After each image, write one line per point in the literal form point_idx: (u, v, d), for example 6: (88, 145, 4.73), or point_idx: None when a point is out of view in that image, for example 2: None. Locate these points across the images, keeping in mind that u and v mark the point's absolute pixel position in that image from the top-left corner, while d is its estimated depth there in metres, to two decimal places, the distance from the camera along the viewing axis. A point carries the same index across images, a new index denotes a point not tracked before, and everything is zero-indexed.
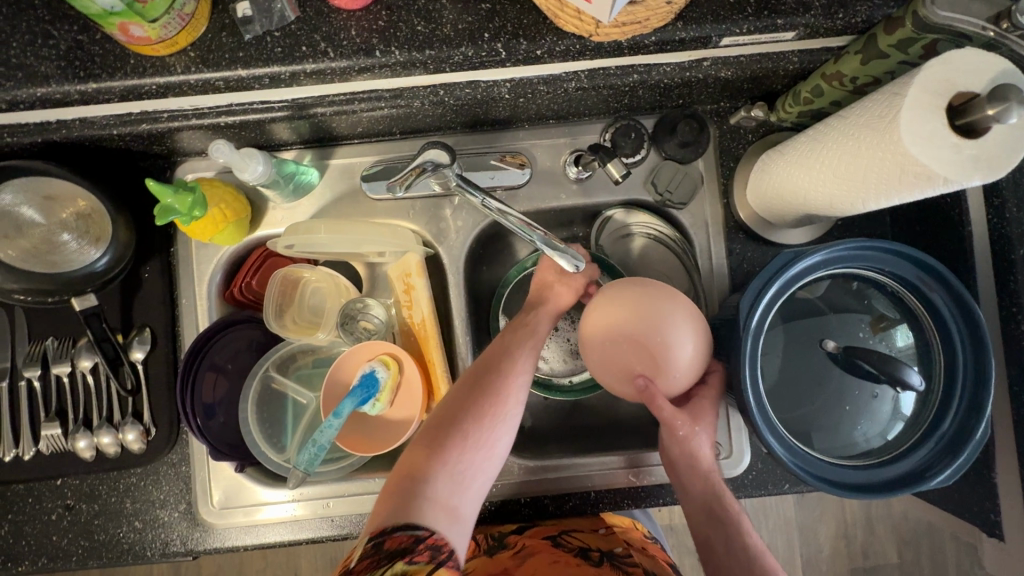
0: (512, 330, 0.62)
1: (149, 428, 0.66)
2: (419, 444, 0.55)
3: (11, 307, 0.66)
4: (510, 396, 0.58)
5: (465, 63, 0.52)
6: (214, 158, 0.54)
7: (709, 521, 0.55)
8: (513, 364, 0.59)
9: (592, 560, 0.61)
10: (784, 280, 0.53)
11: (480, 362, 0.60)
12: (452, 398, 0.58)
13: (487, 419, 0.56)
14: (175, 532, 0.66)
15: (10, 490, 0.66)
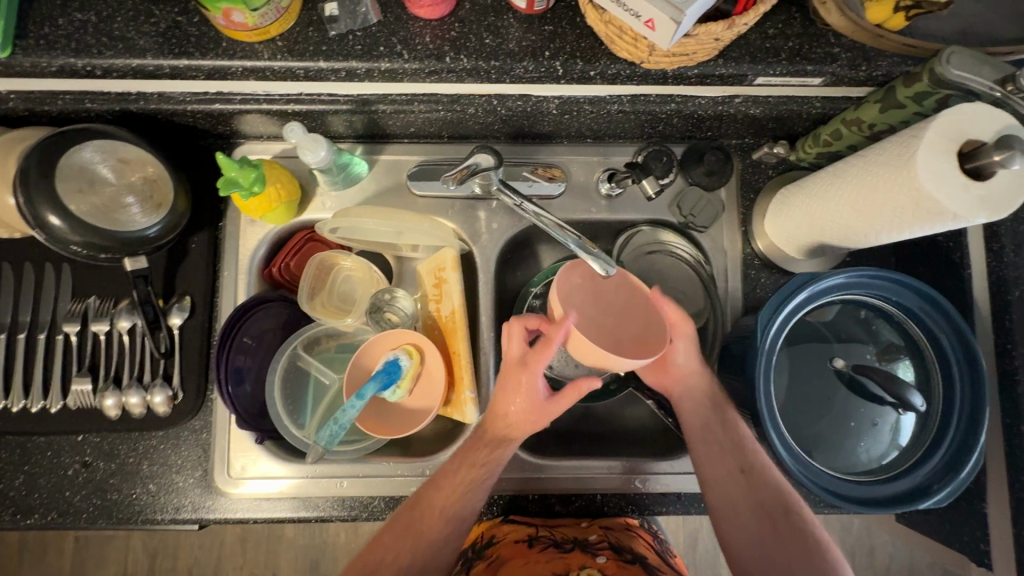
0: (487, 450, 0.61)
1: (176, 393, 0.68)
2: (368, 559, 0.57)
3: (58, 263, 0.69)
4: (463, 515, 0.59)
5: (524, 76, 0.57)
6: (286, 138, 0.59)
7: (709, 409, 0.62)
8: (478, 479, 0.60)
9: (564, 549, 0.66)
10: (811, 289, 0.57)
11: (447, 472, 0.60)
12: (409, 515, 0.58)
13: (444, 523, 0.58)
14: (187, 498, 0.67)
15: (29, 442, 0.67)
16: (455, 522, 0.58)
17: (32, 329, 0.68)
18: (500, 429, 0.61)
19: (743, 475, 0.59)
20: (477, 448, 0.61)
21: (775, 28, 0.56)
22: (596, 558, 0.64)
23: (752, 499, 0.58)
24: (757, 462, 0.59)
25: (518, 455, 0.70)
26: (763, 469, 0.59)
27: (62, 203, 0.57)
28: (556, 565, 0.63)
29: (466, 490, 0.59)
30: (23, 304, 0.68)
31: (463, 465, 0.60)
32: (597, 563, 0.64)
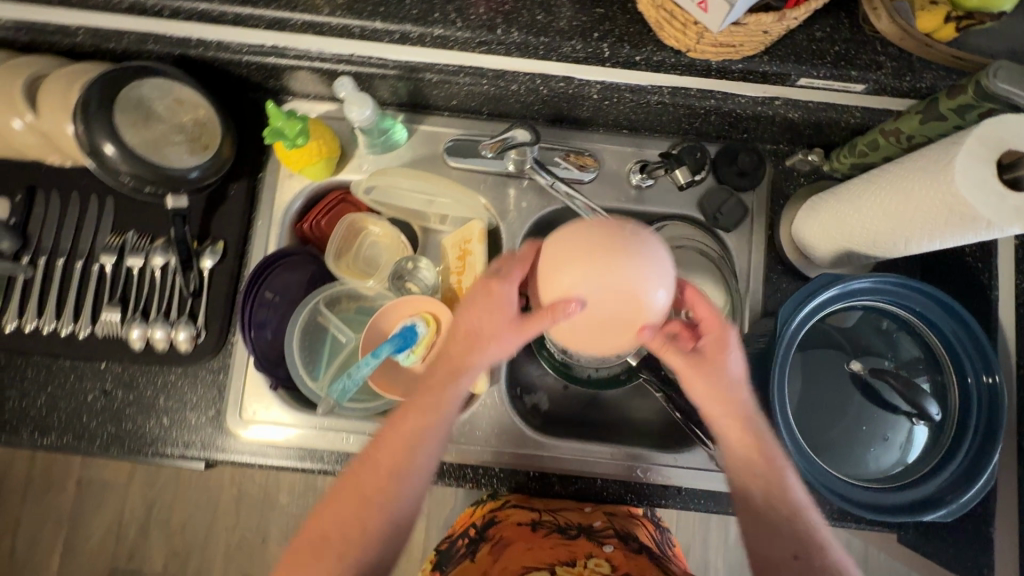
0: (433, 400, 0.57)
1: (200, 332, 0.69)
2: (303, 540, 0.54)
3: (102, 195, 0.71)
4: (411, 481, 0.56)
5: (570, 56, 0.58)
6: (337, 90, 0.61)
7: (749, 473, 0.52)
8: (419, 445, 0.56)
9: (569, 535, 0.65)
10: (839, 290, 0.57)
11: (386, 436, 0.57)
12: (346, 486, 0.56)
13: (377, 488, 0.55)
14: (198, 435, 0.69)
15: (55, 364, 0.69)
16: (399, 495, 0.55)
17: (70, 256, 0.71)
18: (451, 359, 0.57)
19: (797, 561, 0.50)
20: (422, 388, 0.58)
21: (823, 31, 0.57)
22: (603, 548, 0.63)
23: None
24: (817, 548, 0.50)
25: (522, 431, 0.70)
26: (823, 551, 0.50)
27: (118, 134, 0.59)
28: (560, 552, 0.63)
29: (415, 449, 0.56)
30: (65, 231, 0.70)
31: (409, 431, 0.56)
32: (603, 552, 0.63)
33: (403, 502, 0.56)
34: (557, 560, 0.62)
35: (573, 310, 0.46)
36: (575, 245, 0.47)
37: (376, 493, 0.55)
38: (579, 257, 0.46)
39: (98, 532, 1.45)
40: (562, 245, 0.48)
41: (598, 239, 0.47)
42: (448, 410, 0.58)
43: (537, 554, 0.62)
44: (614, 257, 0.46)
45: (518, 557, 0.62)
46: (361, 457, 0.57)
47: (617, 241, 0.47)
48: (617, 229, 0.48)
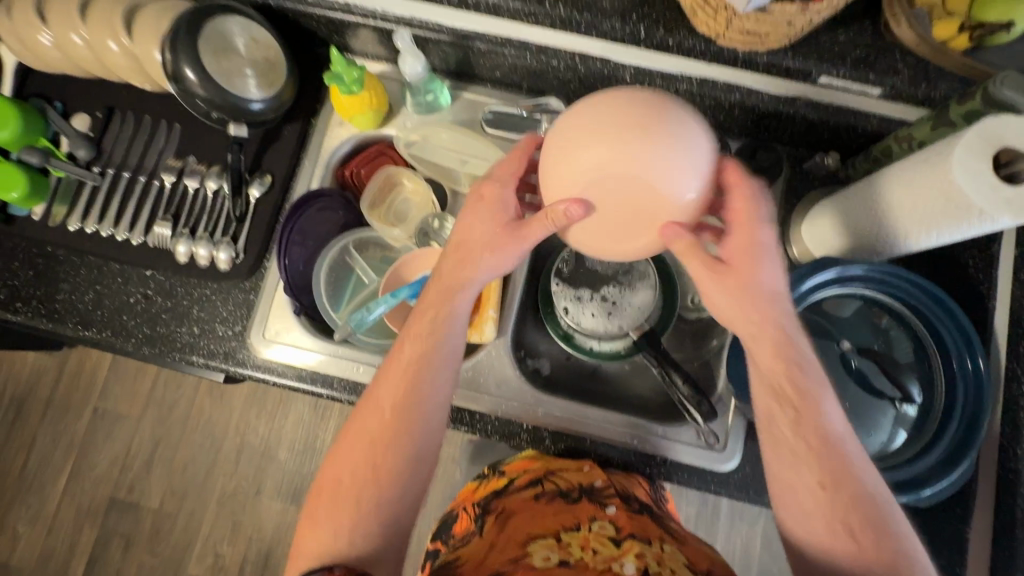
0: (434, 322, 0.61)
1: (239, 254, 0.75)
2: (326, 479, 0.57)
3: (172, 122, 0.79)
4: (425, 404, 0.59)
5: (609, 34, 0.64)
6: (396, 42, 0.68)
7: (777, 396, 0.54)
8: (427, 367, 0.59)
9: (570, 498, 0.67)
10: (836, 273, 0.60)
11: (385, 376, 0.60)
12: (359, 425, 0.59)
13: (388, 418, 0.58)
14: (224, 346, 0.74)
15: (106, 266, 0.76)
16: (416, 418, 0.58)
17: (135, 172, 0.78)
18: (449, 274, 0.61)
19: (821, 489, 0.50)
20: (422, 313, 0.61)
21: (847, 35, 0.61)
22: (606, 510, 0.64)
23: (835, 513, 0.50)
24: (840, 472, 0.50)
25: (522, 385, 0.75)
26: (849, 512, 0.49)
27: (197, 57, 0.66)
28: (566, 518, 0.64)
29: (420, 372, 0.59)
30: (134, 149, 0.78)
31: (414, 357, 0.60)
32: (606, 514, 0.64)
33: (423, 422, 0.59)
34: (562, 526, 0.62)
35: (573, 213, 0.51)
36: (595, 141, 0.50)
37: (387, 425, 0.58)
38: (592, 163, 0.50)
39: (104, 462, 1.51)
40: (593, 125, 0.50)
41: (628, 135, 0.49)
42: (454, 323, 0.61)
43: (542, 523, 0.63)
44: (616, 155, 0.49)
45: (523, 525, 0.63)
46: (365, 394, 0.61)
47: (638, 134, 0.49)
48: (644, 117, 0.50)
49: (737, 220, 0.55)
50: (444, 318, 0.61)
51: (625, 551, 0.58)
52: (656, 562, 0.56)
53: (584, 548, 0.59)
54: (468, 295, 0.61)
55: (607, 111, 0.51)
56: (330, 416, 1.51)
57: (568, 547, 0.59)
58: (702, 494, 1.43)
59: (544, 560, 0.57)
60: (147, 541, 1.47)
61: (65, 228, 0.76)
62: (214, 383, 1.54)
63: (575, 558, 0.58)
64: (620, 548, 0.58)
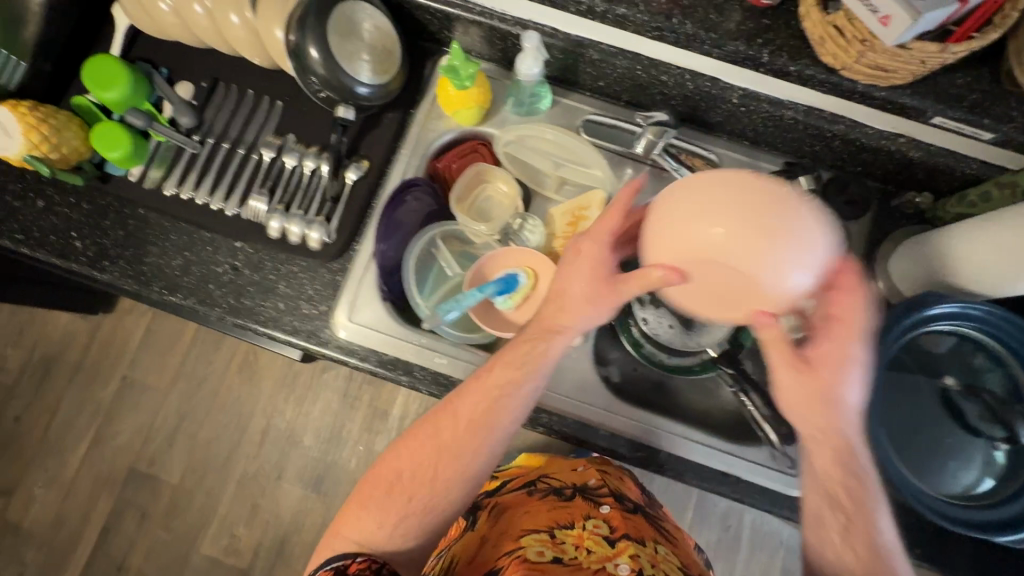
0: (532, 347, 0.63)
1: (330, 234, 0.76)
2: (374, 474, 0.65)
3: (274, 99, 0.79)
4: (492, 435, 0.63)
5: (729, 55, 0.65)
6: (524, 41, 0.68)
7: (831, 468, 0.57)
8: (501, 407, 0.63)
9: (566, 494, 0.80)
10: (956, 306, 0.62)
11: (462, 400, 0.64)
12: (434, 428, 0.63)
13: (471, 437, 0.62)
14: (308, 324, 0.75)
15: (197, 234, 0.77)
16: (482, 443, 0.63)
17: (233, 144, 0.79)
18: (547, 319, 0.63)
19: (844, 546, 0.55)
20: (518, 343, 0.64)
21: (964, 80, 0.62)
22: (600, 510, 0.78)
23: (850, 553, 0.55)
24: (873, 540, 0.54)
25: (598, 390, 0.80)
26: (856, 531, 0.55)
27: (322, 38, 0.67)
28: (562, 514, 0.76)
29: (497, 406, 0.63)
30: (235, 122, 0.79)
31: (489, 390, 0.63)
32: (600, 514, 0.77)
33: (486, 450, 0.63)
34: (557, 524, 0.73)
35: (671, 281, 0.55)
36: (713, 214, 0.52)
37: (466, 439, 0.63)
38: (714, 226, 0.52)
39: (128, 432, 1.50)
40: (696, 204, 0.53)
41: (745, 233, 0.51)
42: (529, 383, 0.63)
43: (538, 518, 0.74)
44: (749, 228, 0.51)
45: (522, 521, 0.74)
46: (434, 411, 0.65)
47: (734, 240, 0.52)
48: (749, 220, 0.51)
49: (840, 317, 0.57)
50: (537, 357, 0.63)
51: (618, 551, 0.70)
52: (647, 564, 0.69)
53: (579, 547, 0.70)
54: (566, 336, 0.63)
55: (725, 198, 0.53)
56: (359, 407, 1.51)
57: (562, 544, 0.70)
58: (724, 517, 1.46)
59: (539, 554, 0.67)
60: (163, 516, 1.45)
61: (160, 191, 0.77)
62: (244, 363, 1.53)
63: (568, 553, 0.69)
64: (613, 549, 0.70)
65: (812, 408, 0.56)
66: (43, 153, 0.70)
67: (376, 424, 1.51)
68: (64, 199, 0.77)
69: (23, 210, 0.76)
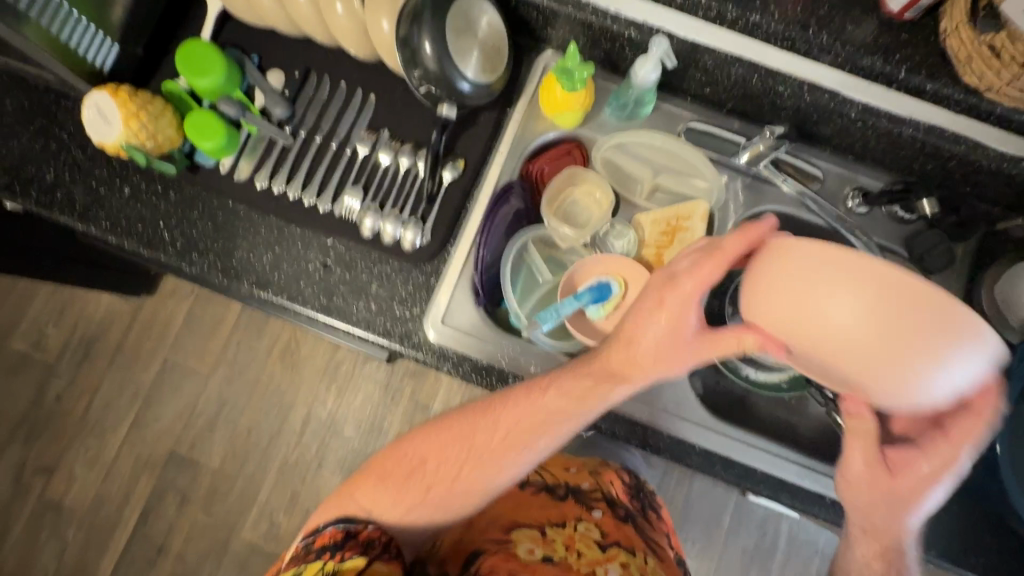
0: (581, 389, 0.61)
1: (425, 235, 0.74)
2: (401, 448, 0.67)
3: (368, 92, 0.77)
4: (523, 457, 0.64)
5: (862, 69, 0.63)
6: (652, 45, 0.66)
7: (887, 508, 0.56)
8: (544, 429, 0.62)
9: (559, 493, 0.79)
10: None
11: (509, 413, 0.63)
12: (470, 429, 0.65)
13: (498, 453, 0.63)
14: (400, 326, 0.73)
15: (287, 229, 0.75)
16: (512, 461, 0.64)
17: (326, 137, 0.76)
18: (612, 362, 0.59)
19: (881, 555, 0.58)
20: (576, 375, 0.61)
21: None
22: (592, 514, 0.76)
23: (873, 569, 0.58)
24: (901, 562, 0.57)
25: (693, 405, 0.74)
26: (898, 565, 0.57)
27: (438, 33, 0.65)
28: (553, 513, 0.75)
29: (537, 433, 0.62)
30: (327, 114, 0.76)
31: (536, 411, 0.62)
32: (592, 517, 0.76)
33: (511, 469, 0.64)
34: (549, 521, 0.73)
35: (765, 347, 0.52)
36: (836, 290, 0.46)
37: (492, 452, 0.63)
38: (788, 314, 0.48)
39: (168, 415, 1.49)
40: (813, 285, 0.46)
41: (881, 309, 0.44)
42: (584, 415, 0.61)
43: (531, 514, 0.74)
44: (854, 313, 0.45)
45: (513, 514, 0.73)
46: (478, 412, 0.65)
47: (879, 349, 0.45)
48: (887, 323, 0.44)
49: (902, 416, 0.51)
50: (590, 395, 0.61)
51: (608, 556, 0.71)
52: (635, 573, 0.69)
53: (569, 548, 0.70)
54: (620, 387, 0.59)
55: (862, 277, 0.45)
56: (401, 399, 1.50)
57: (553, 541, 0.70)
58: (764, 524, 1.44)
59: (528, 552, 0.67)
60: (203, 501, 1.45)
61: (250, 184, 0.75)
62: (286, 350, 1.52)
63: (558, 553, 0.69)
64: (603, 553, 0.71)
65: (874, 467, 0.55)
66: (140, 142, 0.68)
67: (417, 417, 1.50)
68: (152, 187, 0.75)
69: (110, 197, 0.75)
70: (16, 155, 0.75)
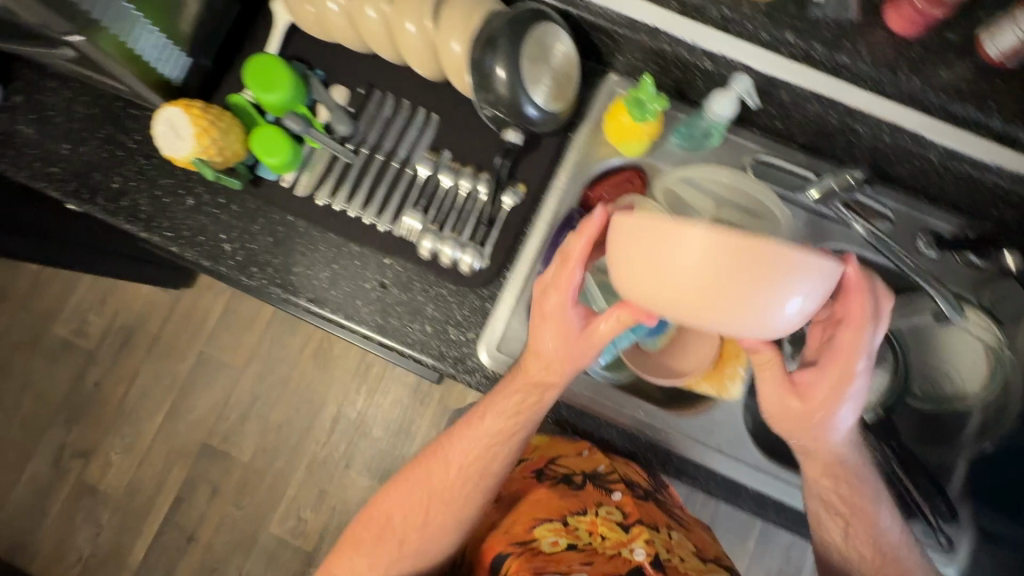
0: (508, 408, 0.67)
1: (484, 259, 0.73)
2: (366, 517, 0.73)
3: (432, 112, 0.77)
4: (477, 485, 0.70)
5: (952, 116, 0.61)
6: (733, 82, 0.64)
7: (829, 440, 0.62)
8: (490, 447, 0.69)
9: (575, 482, 0.79)
10: None
11: (451, 449, 0.71)
12: (421, 474, 0.72)
13: (456, 480, 0.70)
14: (455, 350, 0.73)
15: (346, 247, 0.75)
16: (466, 493, 0.70)
17: (387, 156, 0.76)
18: (533, 376, 0.65)
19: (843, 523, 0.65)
20: (512, 396, 0.66)
21: None
22: (613, 497, 0.77)
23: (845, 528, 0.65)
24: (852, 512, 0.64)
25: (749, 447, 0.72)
26: (856, 521, 0.64)
27: (512, 60, 0.64)
28: (572, 503, 0.77)
29: (485, 462, 0.70)
30: (390, 133, 0.76)
31: (477, 449, 0.70)
32: (612, 501, 0.77)
33: (469, 495, 0.70)
34: (569, 511, 0.75)
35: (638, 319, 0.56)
36: (668, 257, 0.44)
37: (453, 485, 0.70)
38: (656, 295, 0.47)
39: (202, 407, 1.52)
40: (652, 250, 0.45)
41: (729, 278, 0.43)
42: (516, 434, 0.68)
43: (549, 509, 0.76)
44: (723, 288, 0.43)
45: (532, 512, 0.76)
46: (428, 453, 0.73)
47: (716, 287, 0.43)
48: (732, 297, 0.44)
49: (841, 351, 0.59)
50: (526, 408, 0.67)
51: (632, 537, 0.73)
52: (660, 550, 0.72)
53: (591, 534, 0.73)
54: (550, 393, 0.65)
55: (716, 239, 0.41)
56: (429, 404, 1.50)
57: (574, 532, 0.73)
58: (790, 551, 1.42)
59: (551, 546, 0.71)
60: (233, 493, 1.48)
61: (312, 200, 0.75)
62: (318, 349, 1.54)
63: (580, 542, 0.72)
64: (628, 535, 0.73)
65: (806, 426, 0.62)
66: (208, 156, 0.68)
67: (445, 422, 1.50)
68: (214, 199, 0.75)
69: (174, 207, 0.75)
70: (83, 162, 0.76)
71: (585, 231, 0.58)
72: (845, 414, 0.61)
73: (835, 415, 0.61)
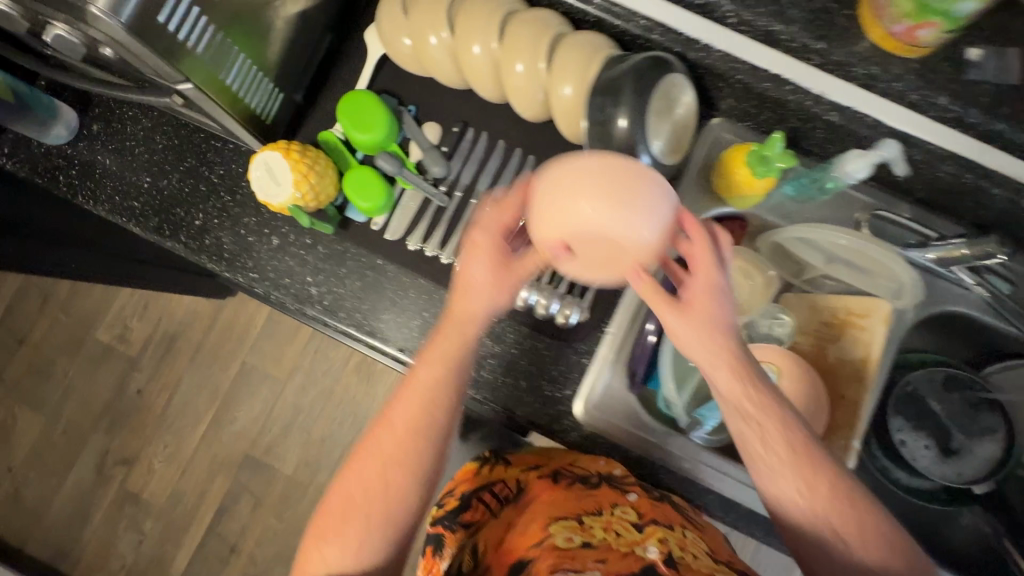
0: (451, 344, 0.54)
1: (583, 313, 0.70)
2: (323, 511, 0.55)
3: (529, 154, 0.73)
4: (422, 457, 0.54)
5: None
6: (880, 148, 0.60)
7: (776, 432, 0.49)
8: (432, 411, 0.54)
9: (591, 483, 0.65)
10: None
11: (399, 423, 0.54)
12: (371, 447, 0.54)
13: (412, 449, 0.54)
14: (550, 407, 0.70)
15: (436, 293, 0.71)
16: (428, 464, 0.55)
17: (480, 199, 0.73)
18: (453, 311, 0.54)
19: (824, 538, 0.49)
20: (435, 337, 0.54)
21: None
22: (628, 497, 0.62)
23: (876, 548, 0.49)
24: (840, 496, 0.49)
25: None
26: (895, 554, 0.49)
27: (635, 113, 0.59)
28: (587, 502, 0.62)
29: (441, 432, 0.55)
30: (485, 174, 0.72)
31: (410, 421, 0.54)
32: (628, 500, 0.62)
33: (423, 469, 0.54)
34: (584, 510, 0.60)
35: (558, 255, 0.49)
36: (585, 194, 0.48)
37: (405, 455, 0.54)
38: (583, 213, 0.47)
39: (244, 417, 1.50)
40: (570, 191, 0.48)
41: (600, 201, 0.47)
42: (425, 377, 0.54)
43: (564, 506, 0.61)
44: (608, 210, 0.47)
45: (544, 512, 0.61)
46: (374, 423, 0.56)
47: (617, 213, 0.47)
48: (620, 227, 0.47)
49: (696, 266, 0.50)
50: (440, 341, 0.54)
51: (647, 535, 0.57)
52: (680, 548, 0.56)
53: (608, 530, 0.58)
54: (459, 329, 0.53)
55: (600, 178, 0.48)
56: None
57: (590, 531, 0.57)
58: None
59: (566, 541, 0.55)
60: (274, 505, 1.47)
61: (403, 245, 0.72)
62: (362, 364, 1.51)
63: (597, 539, 0.56)
64: (642, 533, 0.57)
65: (724, 367, 0.49)
66: (304, 201, 0.65)
67: None
68: (299, 240, 0.71)
69: (258, 247, 0.72)
70: (162, 195, 0.73)
71: (498, 211, 0.53)
72: (729, 322, 0.49)
73: (725, 320, 0.50)
